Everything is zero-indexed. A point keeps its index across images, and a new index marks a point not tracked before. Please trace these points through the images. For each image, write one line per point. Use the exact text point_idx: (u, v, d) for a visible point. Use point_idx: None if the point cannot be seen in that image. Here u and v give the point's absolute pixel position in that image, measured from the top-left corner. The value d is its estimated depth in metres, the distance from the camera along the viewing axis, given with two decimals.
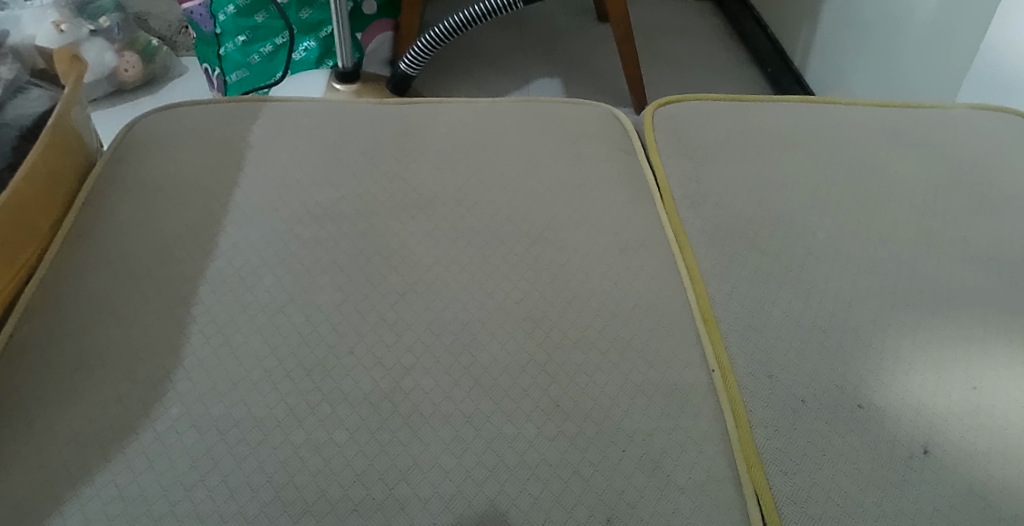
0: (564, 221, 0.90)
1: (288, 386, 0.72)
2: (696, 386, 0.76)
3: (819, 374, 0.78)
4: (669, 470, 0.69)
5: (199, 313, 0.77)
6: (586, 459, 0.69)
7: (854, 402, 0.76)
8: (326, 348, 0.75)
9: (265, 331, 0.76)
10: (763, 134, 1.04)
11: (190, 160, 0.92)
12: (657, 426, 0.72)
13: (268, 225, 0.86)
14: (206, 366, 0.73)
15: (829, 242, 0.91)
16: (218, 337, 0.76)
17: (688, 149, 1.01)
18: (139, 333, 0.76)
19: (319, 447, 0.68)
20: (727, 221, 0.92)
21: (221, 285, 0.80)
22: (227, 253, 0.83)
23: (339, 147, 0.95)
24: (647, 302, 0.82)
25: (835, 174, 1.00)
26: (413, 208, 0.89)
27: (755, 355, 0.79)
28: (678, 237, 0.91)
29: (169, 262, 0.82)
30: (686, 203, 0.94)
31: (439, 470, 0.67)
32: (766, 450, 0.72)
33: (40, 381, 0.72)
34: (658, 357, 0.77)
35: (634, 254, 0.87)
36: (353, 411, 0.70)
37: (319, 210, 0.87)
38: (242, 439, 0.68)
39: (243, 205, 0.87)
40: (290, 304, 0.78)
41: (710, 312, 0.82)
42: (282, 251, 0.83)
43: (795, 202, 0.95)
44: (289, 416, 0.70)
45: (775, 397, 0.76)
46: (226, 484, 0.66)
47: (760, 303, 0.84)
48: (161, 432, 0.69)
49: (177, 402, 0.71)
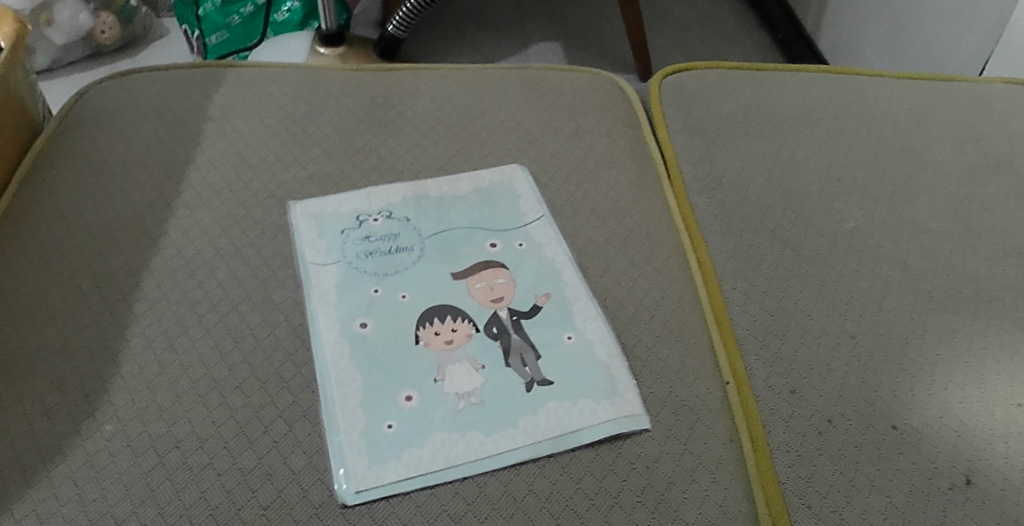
0: (560, 207, 0.80)
1: (239, 401, 0.63)
2: (707, 402, 0.66)
3: (846, 390, 0.69)
4: (676, 504, 0.59)
5: (142, 312, 0.68)
6: (581, 491, 0.59)
7: (886, 423, 0.67)
8: (284, 352, 0.66)
9: (215, 334, 0.67)
10: (782, 110, 0.94)
11: (141, 137, 0.82)
12: (663, 450, 0.62)
13: (223, 208, 0.76)
14: (147, 374, 0.64)
15: (855, 234, 0.81)
16: (162, 340, 0.66)
17: (699, 126, 0.91)
18: (76, 331, 0.66)
19: (270, 474, 0.59)
20: (740, 211, 0.83)
21: (169, 277, 0.70)
22: (178, 241, 0.73)
23: (310, 120, 0.86)
24: (653, 303, 0.73)
25: (861, 159, 0.89)
26: (388, 191, 0.79)
27: (774, 366, 0.70)
28: (688, 224, 0.81)
29: (111, 251, 0.72)
30: (697, 186, 0.85)
31: (409, 503, 0.58)
32: (786, 480, 0.63)
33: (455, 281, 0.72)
34: (665, 367, 0.68)
35: (638, 245, 0.78)
36: (312, 430, 0.62)
37: (282, 195, 0.78)
38: (184, 463, 0.59)
39: (198, 188, 0.78)
40: (245, 302, 0.69)
41: (723, 316, 0.73)
42: (238, 240, 0.74)
43: (815, 191, 0.85)
44: (238, 436, 0.61)
45: (798, 417, 0.66)
46: (162, 518, 0.56)
47: (778, 306, 0.74)
48: (93, 453, 0.59)
49: (112, 418, 0.61)
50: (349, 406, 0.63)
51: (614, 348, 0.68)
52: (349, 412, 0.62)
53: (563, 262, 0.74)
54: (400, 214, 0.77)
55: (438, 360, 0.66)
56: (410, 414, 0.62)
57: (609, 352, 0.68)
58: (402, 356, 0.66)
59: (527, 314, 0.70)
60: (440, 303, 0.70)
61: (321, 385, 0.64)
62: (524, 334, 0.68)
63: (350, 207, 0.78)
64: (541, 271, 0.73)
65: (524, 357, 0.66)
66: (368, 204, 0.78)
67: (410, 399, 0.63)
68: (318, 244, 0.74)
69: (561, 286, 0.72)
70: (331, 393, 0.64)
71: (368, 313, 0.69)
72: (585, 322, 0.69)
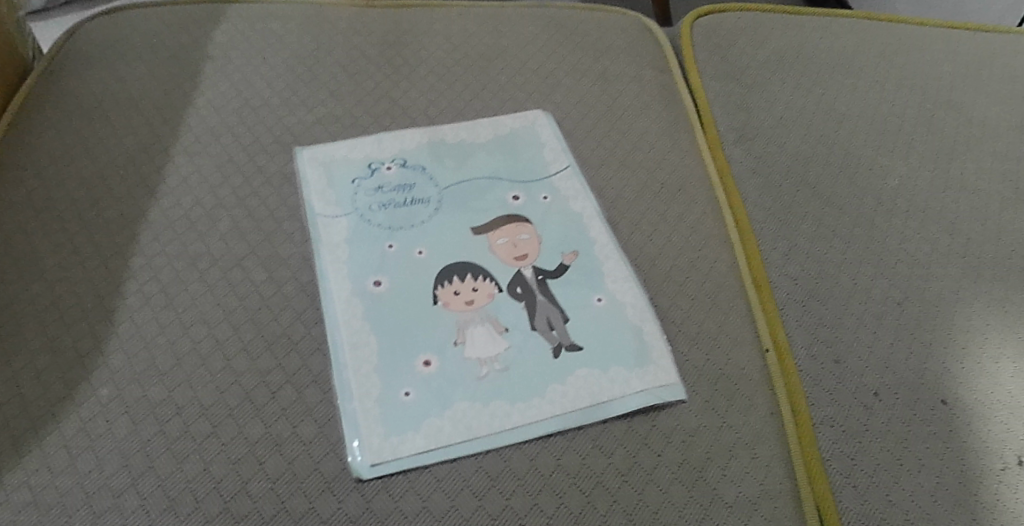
0: (586, 157, 0.74)
1: (244, 364, 0.58)
2: (746, 371, 0.62)
3: (893, 360, 0.64)
4: (715, 482, 0.56)
5: (139, 267, 0.63)
6: (612, 467, 0.55)
7: (935, 397, 0.62)
8: (292, 312, 0.61)
9: (218, 291, 0.62)
10: (822, 58, 0.88)
11: (136, 77, 0.76)
12: (700, 424, 0.58)
13: (225, 154, 0.71)
14: (145, 335, 0.59)
15: (901, 192, 0.76)
16: (161, 297, 0.61)
17: (735, 71, 0.85)
18: (67, 288, 0.61)
19: (278, 445, 0.55)
20: (779, 164, 0.77)
21: (167, 229, 0.65)
22: (176, 190, 0.68)
23: (316, 60, 0.79)
24: (687, 263, 0.67)
25: (906, 112, 0.83)
26: (402, 137, 0.73)
27: (817, 333, 0.65)
28: (723, 175, 0.75)
29: (105, 201, 0.67)
30: (732, 135, 0.79)
31: (429, 478, 0.54)
32: (829, 457, 0.58)
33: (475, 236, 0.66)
34: (702, 332, 0.63)
35: (670, 199, 0.72)
36: (324, 398, 0.57)
37: (288, 141, 0.72)
38: (185, 432, 0.55)
39: (197, 132, 0.72)
40: (249, 256, 0.64)
41: (763, 277, 0.67)
42: (242, 189, 0.68)
43: (858, 145, 0.80)
44: (244, 403, 0.57)
45: (843, 389, 0.62)
46: (163, 492, 0.52)
47: (821, 269, 0.69)
48: (87, 420, 0.55)
49: (108, 382, 0.57)
50: (363, 372, 0.58)
51: (647, 312, 0.63)
52: (363, 378, 0.58)
53: (591, 216, 0.69)
54: (414, 162, 0.71)
55: (459, 321, 0.61)
56: (428, 381, 0.58)
57: (642, 316, 0.63)
58: (419, 318, 0.61)
59: (553, 274, 0.64)
60: (460, 261, 0.64)
61: (333, 350, 0.59)
62: (550, 295, 0.63)
63: (361, 154, 0.72)
64: (568, 226, 0.68)
65: (551, 320, 0.61)
66: (380, 150, 0.72)
67: (428, 364, 0.59)
68: (327, 195, 0.68)
69: (590, 243, 0.67)
70: (343, 357, 0.59)
71: (382, 270, 0.64)
72: (616, 283, 0.64)
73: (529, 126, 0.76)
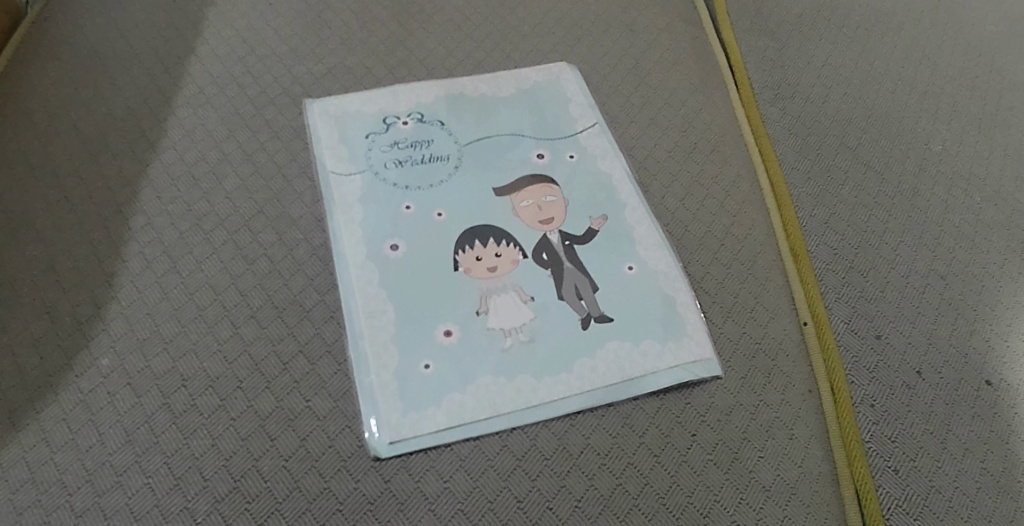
0: (614, 114, 0.70)
1: (253, 333, 0.55)
2: (783, 346, 0.58)
3: (937, 336, 0.60)
4: (751, 465, 0.53)
5: (140, 228, 0.59)
6: (644, 447, 0.53)
7: (979, 378, 0.59)
8: (304, 277, 0.58)
9: (224, 254, 0.58)
10: (862, 13, 0.82)
11: (134, 21, 0.71)
12: (735, 402, 0.55)
13: (230, 107, 0.66)
14: (147, 300, 0.56)
15: (944, 159, 0.71)
16: (164, 260, 0.58)
17: (769, 27, 0.80)
18: (65, 249, 0.58)
19: (291, 420, 0.52)
20: (818, 125, 0.72)
21: (169, 186, 0.61)
22: (178, 145, 0.64)
23: (325, 6, 0.74)
24: (722, 230, 0.64)
25: (951, 72, 0.78)
26: (418, 90, 0.69)
27: (858, 307, 0.61)
28: (757, 135, 0.70)
29: (103, 156, 0.63)
30: (767, 94, 0.74)
31: (451, 457, 0.52)
32: (869, 438, 0.55)
33: (499, 199, 0.62)
34: (737, 304, 0.60)
35: (703, 161, 0.68)
36: (338, 370, 0.54)
37: (297, 92, 0.68)
38: (192, 406, 0.52)
39: (201, 83, 0.68)
40: (257, 217, 0.60)
41: (800, 246, 0.63)
42: (248, 144, 0.64)
43: (901, 105, 0.75)
44: (254, 375, 0.53)
45: (885, 367, 0.59)
46: (168, 469, 0.50)
47: (863, 237, 0.65)
48: (87, 393, 0.52)
49: (109, 351, 0.54)
50: (381, 342, 0.55)
51: (680, 282, 0.59)
52: (380, 349, 0.54)
53: (621, 177, 0.65)
54: (432, 116, 0.67)
55: (482, 289, 0.57)
56: (450, 353, 0.54)
57: (675, 286, 0.59)
58: (439, 284, 0.57)
59: (581, 239, 0.61)
60: (483, 224, 0.60)
61: (348, 317, 0.56)
62: (578, 263, 0.59)
63: (375, 106, 0.67)
64: (596, 188, 0.64)
65: (579, 289, 0.58)
66: (395, 103, 0.67)
67: (449, 334, 0.55)
68: (339, 150, 0.64)
69: (619, 207, 0.63)
70: (359, 325, 0.55)
71: (399, 232, 0.59)
72: (647, 250, 0.61)
73: (553, 79, 0.71)
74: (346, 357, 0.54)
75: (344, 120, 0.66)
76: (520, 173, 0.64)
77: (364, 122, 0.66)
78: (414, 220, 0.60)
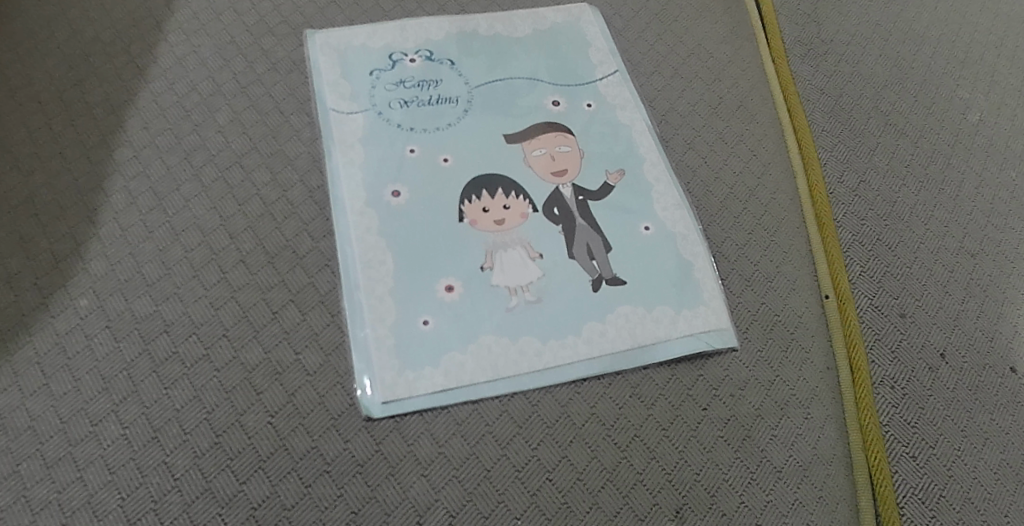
0: (636, 62, 0.65)
1: (242, 278, 0.52)
2: (804, 320, 0.55)
3: (964, 318, 0.57)
4: (763, 444, 0.51)
5: (125, 160, 0.55)
6: (652, 420, 0.51)
7: (1004, 364, 0.55)
8: (298, 221, 0.54)
9: (213, 193, 0.55)
10: None
11: None
12: (751, 377, 0.53)
13: (225, 35, 0.62)
14: (131, 240, 0.52)
15: (981, 129, 0.66)
16: (149, 196, 0.54)
17: None
18: (44, 180, 0.54)
19: (279, 374, 0.49)
20: (852, 84, 0.67)
21: (157, 117, 0.57)
22: (168, 73, 0.59)
23: None
24: (744, 194, 0.60)
25: (993, 34, 0.72)
26: (428, 23, 0.64)
27: (884, 282, 0.58)
28: (786, 92, 0.65)
29: (88, 81, 0.58)
30: (799, 47, 0.69)
31: (448, 420, 0.49)
32: (887, 422, 0.52)
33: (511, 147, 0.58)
34: (757, 273, 0.56)
35: (728, 118, 0.63)
36: (331, 321, 0.51)
37: (297, 21, 0.63)
38: (174, 354, 0.49)
39: (194, 7, 0.63)
40: (250, 155, 0.56)
41: (826, 214, 0.59)
42: (243, 76, 0.60)
43: (939, 68, 0.69)
44: (241, 323, 0.50)
45: (909, 348, 0.55)
46: (146, 420, 0.47)
47: (893, 207, 0.61)
48: (63, 336, 0.49)
49: (87, 292, 0.50)
50: (377, 295, 0.51)
51: (700, 246, 0.56)
52: (377, 302, 0.51)
53: (640, 130, 0.60)
54: (441, 55, 0.62)
55: (487, 243, 0.54)
56: (450, 309, 0.51)
57: (694, 250, 0.56)
58: (443, 236, 0.53)
59: (596, 195, 0.57)
60: (492, 174, 0.56)
61: (344, 267, 0.52)
62: (591, 220, 0.56)
63: (381, 41, 0.62)
64: (613, 140, 0.60)
65: (591, 249, 0.54)
66: (403, 39, 0.63)
67: (451, 290, 0.52)
68: (340, 87, 0.59)
69: (638, 162, 0.59)
70: (356, 276, 0.52)
71: (401, 178, 0.55)
72: (666, 210, 0.57)
73: (573, 21, 0.66)
74: (341, 309, 0.51)
75: (344, 54, 0.61)
76: (533, 121, 0.59)
77: (367, 58, 0.61)
78: (417, 166, 0.56)
